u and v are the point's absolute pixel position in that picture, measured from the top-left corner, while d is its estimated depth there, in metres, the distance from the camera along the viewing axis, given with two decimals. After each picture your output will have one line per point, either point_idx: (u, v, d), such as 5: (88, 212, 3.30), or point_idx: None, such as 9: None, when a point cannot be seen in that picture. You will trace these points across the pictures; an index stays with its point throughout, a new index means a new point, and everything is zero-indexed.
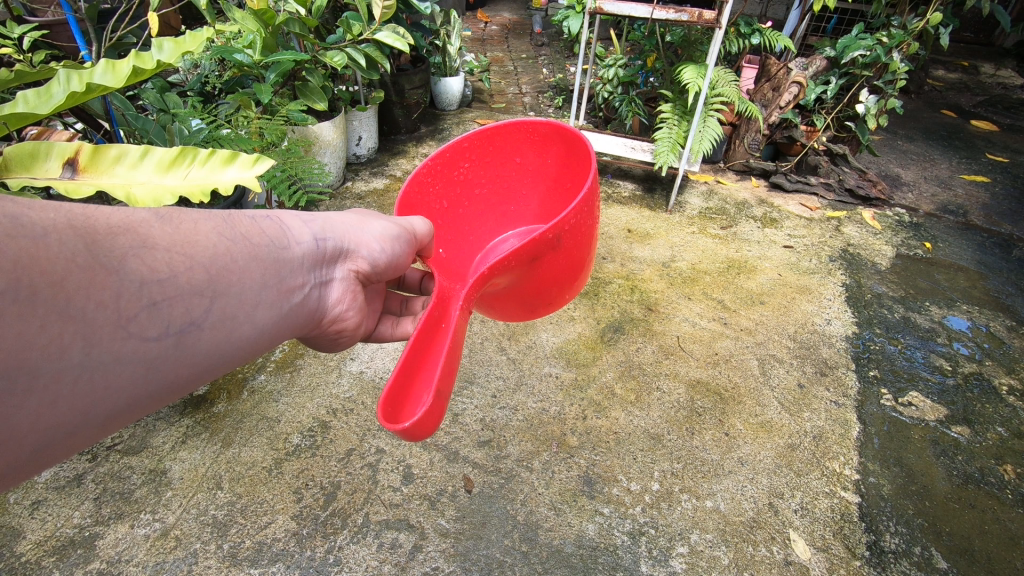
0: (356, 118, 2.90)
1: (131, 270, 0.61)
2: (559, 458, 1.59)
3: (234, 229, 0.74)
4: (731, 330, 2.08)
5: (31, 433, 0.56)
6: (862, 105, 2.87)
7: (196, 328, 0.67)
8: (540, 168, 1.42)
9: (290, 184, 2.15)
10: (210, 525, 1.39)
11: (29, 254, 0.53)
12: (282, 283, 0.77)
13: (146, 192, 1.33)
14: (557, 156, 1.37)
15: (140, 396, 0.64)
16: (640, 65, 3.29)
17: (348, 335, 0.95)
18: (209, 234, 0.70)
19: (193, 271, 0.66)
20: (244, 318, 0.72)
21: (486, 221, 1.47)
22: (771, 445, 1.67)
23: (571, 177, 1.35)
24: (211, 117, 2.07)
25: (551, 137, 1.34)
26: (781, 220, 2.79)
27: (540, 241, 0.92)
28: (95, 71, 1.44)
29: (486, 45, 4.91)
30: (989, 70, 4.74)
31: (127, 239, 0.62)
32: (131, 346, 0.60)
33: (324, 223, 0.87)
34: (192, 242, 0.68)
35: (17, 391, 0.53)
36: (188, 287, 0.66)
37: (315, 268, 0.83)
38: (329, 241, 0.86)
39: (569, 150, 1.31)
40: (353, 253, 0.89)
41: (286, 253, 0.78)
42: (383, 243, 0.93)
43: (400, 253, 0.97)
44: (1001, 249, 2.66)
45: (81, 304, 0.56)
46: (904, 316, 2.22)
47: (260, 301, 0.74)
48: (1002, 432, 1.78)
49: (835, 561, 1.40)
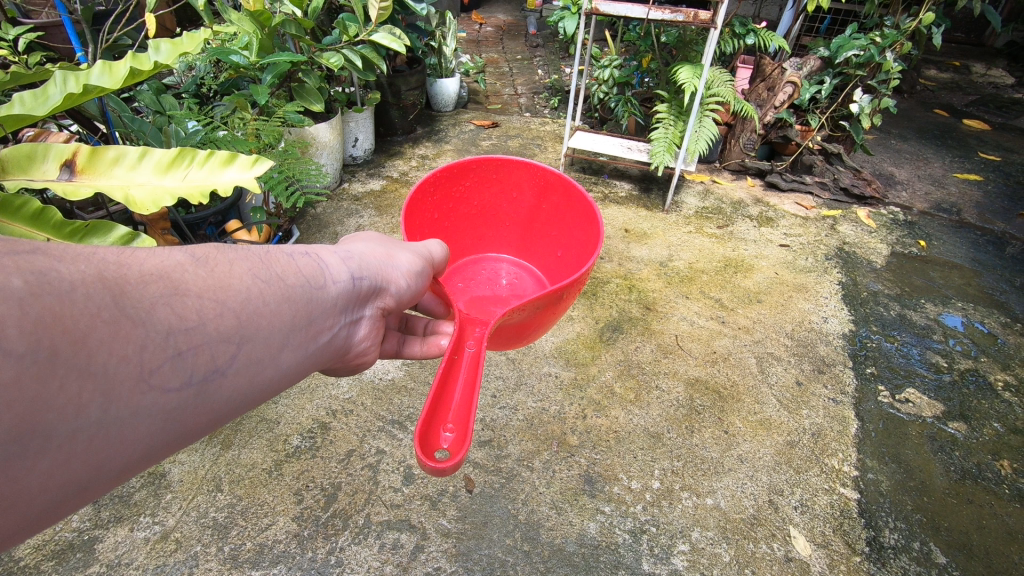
0: (352, 120, 2.90)
1: (159, 320, 0.56)
2: (560, 458, 1.59)
3: (268, 270, 0.69)
4: (729, 329, 2.09)
5: (40, 493, 0.50)
6: (857, 105, 2.88)
7: (220, 375, 0.62)
8: (533, 211, 1.45)
9: (287, 186, 2.11)
10: (210, 527, 1.39)
11: (54, 312, 0.48)
12: (310, 325, 0.73)
13: (145, 193, 1.33)
14: (557, 208, 1.39)
15: (155, 449, 0.58)
16: (635, 66, 3.31)
17: (365, 366, 0.92)
18: (243, 277, 0.66)
19: (221, 318, 0.62)
20: (269, 362, 0.68)
21: (466, 241, 1.47)
22: (770, 442, 1.68)
23: (562, 227, 1.40)
24: (208, 119, 2.06)
25: (553, 186, 1.37)
26: (778, 219, 2.81)
27: (552, 294, 0.92)
28: (92, 72, 1.44)
29: (482, 46, 4.92)
30: (980, 70, 4.78)
31: (158, 287, 0.57)
32: (150, 400, 0.55)
33: (360, 260, 0.84)
34: (225, 287, 0.63)
35: (27, 453, 0.47)
36: (215, 335, 0.61)
37: (347, 309, 0.80)
38: (364, 279, 0.82)
39: (567, 205, 1.35)
40: (383, 291, 0.86)
41: (321, 293, 0.75)
42: (410, 279, 0.90)
43: (421, 287, 0.94)
44: (995, 247, 2.68)
45: (101, 361, 0.51)
46: (900, 313, 2.23)
47: (286, 344, 0.70)
48: (999, 427, 1.80)
49: (835, 557, 1.40)
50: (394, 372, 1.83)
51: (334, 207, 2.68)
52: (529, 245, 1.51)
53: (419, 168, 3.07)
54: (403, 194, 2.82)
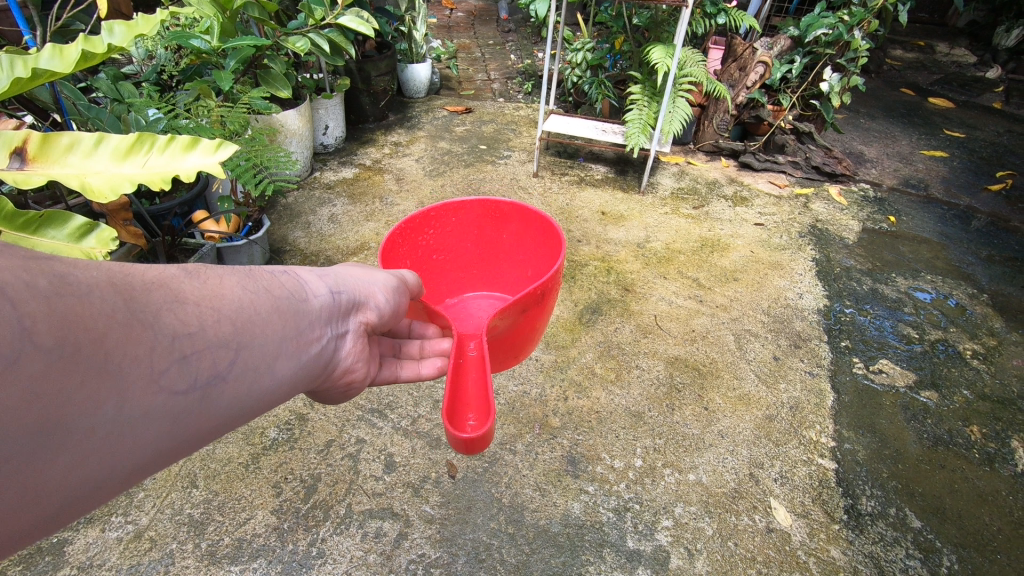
0: (321, 107, 2.85)
1: (165, 324, 0.54)
2: (542, 440, 1.59)
3: (257, 282, 0.67)
4: (707, 307, 2.10)
5: (47, 498, 0.47)
6: (827, 84, 2.93)
7: (223, 381, 0.60)
8: (496, 241, 1.42)
9: (255, 174, 2.02)
10: (186, 524, 1.35)
11: (72, 310, 0.46)
12: (302, 334, 0.71)
13: (103, 181, 1.27)
14: (520, 236, 1.37)
15: (154, 460, 0.55)
16: (608, 48, 3.29)
17: (355, 386, 0.88)
18: (237, 287, 0.64)
19: (223, 325, 0.60)
20: (266, 370, 0.65)
21: (438, 289, 1.42)
22: (750, 417, 1.70)
23: (527, 250, 1.38)
24: (169, 107, 1.98)
25: (510, 216, 1.36)
26: (752, 198, 2.84)
27: (535, 292, 0.94)
28: (41, 56, 1.36)
29: (453, 32, 4.84)
30: (944, 49, 4.87)
31: (161, 293, 0.55)
32: (159, 402, 0.53)
33: (340, 275, 0.82)
34: (221, 295, 0.61)
35: (40, 452, 0.45)
36: (216, 340, 0.59)
37: (333, 320, 0.78)
38: (347, 292, 0.81)
39: (528, 228, 1.34)
40: (364, 305, 0.84)
41: (308, 304, 0.73)
42: (391, 295, 0.89)
43: (402, 305, 0.92)
44: (961, 221, 2.74)
45: (118, 361, 0.49)
46: (872, 287, 2.27)
47: (281, 353, 0.68)
48: (968, 395, 1.84)
49: (815, 525, 1.43)
50: None
51: (306, 196, 2.63)
52: (497, 278, 1.49)
53: (392, 155, 3.02)
54: (376, 181, 2.77)
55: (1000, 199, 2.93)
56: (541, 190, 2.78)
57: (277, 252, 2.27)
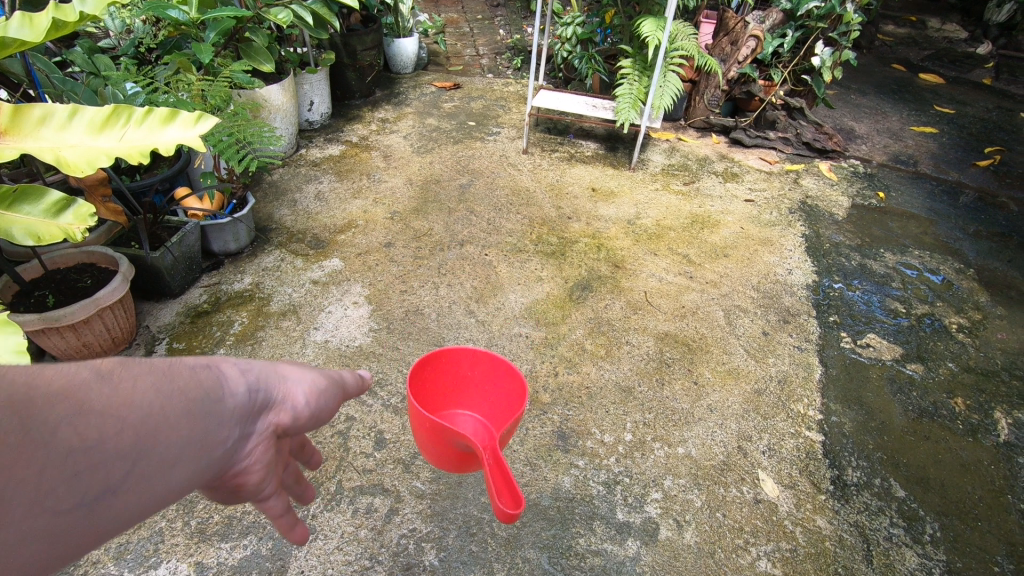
0: (306, 82, 2.79)
1: (41, 442, 0.42)
2: (533, 416, 1.59)
3: (169, 379, 0.52)
4: (697, 283, 2.10)
5: None
6: (818, 58, 2.91)
7: (112, 496, 0.47)
8: (457, 378, 1.20)
9: (239, 150, 1.98)
10: (175, 503, 1.34)
11: None
12: (213, 443, 0.55)
13: (79, 154, 1.24)
14: (491, 375, 1.17)
15: None
16: (598, 22, 3.23)
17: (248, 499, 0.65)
18: (146, 391, 0.49)
19: (122, 434, 0.47)
20: (161, 492, 0.50)
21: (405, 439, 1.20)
22: (738, 391, 1.71)
23: (497, 391, 1.18)
24: (148, 80, 1.93)
25: (477, 361, 1.17)
26: (742, 174, 2.82)
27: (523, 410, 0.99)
28: (10, 25, 1.30)
29: (440, 6, 4.74)
30: (935, 25, 4.84)
31: (32, 405, 0.42)
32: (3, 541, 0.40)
33: (264, 365, 0.63)
34: (125, 401, 0.47)
35: None
36: (100, 457, 0.45)
37: (252, 422, 0.60)
38: (266, 389, 0.61)
39: (496, 373, 1.16)
40: (281, 405, 0.63)
41: (227, 403, 0.56)
42: (312, 394, 0.67)
43: (330, 409, 0.70)
44: (949, 196, 2.75)
45: None
46: (861, 262, 2.28)
47: (187, 468, 0.52)
48: (953, 367, 1.86)
49: (802, 496, 1.45)
50: (361, 339, 1.79)
51: (291, 173, 2.58)
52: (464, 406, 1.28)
53: (379, 131, 2.97)
54: (363, 158, 2.73)
55: (987, 174, 2.94)
56: (531, 167, 2.75)
57: (264, 230, 2.24)
